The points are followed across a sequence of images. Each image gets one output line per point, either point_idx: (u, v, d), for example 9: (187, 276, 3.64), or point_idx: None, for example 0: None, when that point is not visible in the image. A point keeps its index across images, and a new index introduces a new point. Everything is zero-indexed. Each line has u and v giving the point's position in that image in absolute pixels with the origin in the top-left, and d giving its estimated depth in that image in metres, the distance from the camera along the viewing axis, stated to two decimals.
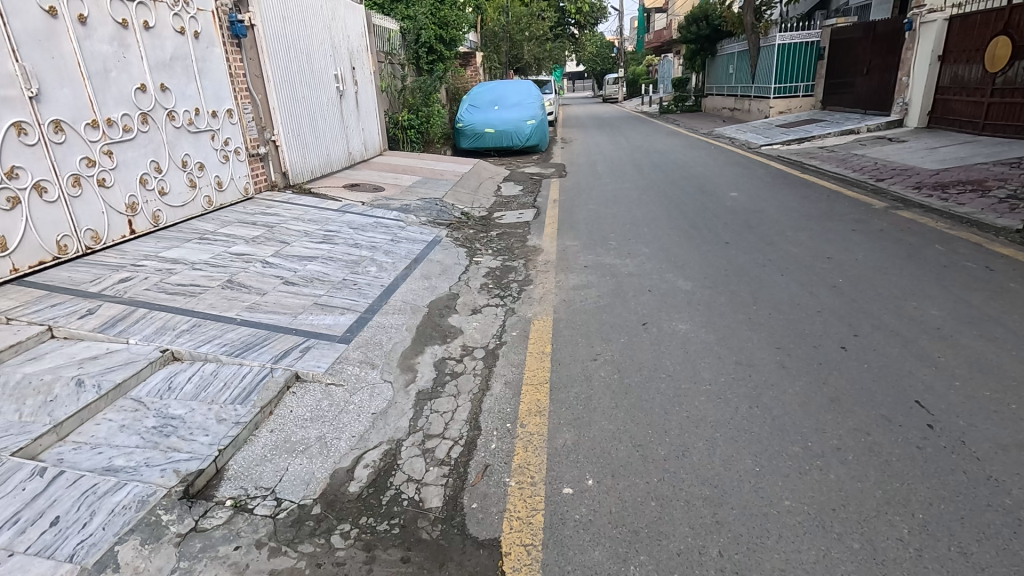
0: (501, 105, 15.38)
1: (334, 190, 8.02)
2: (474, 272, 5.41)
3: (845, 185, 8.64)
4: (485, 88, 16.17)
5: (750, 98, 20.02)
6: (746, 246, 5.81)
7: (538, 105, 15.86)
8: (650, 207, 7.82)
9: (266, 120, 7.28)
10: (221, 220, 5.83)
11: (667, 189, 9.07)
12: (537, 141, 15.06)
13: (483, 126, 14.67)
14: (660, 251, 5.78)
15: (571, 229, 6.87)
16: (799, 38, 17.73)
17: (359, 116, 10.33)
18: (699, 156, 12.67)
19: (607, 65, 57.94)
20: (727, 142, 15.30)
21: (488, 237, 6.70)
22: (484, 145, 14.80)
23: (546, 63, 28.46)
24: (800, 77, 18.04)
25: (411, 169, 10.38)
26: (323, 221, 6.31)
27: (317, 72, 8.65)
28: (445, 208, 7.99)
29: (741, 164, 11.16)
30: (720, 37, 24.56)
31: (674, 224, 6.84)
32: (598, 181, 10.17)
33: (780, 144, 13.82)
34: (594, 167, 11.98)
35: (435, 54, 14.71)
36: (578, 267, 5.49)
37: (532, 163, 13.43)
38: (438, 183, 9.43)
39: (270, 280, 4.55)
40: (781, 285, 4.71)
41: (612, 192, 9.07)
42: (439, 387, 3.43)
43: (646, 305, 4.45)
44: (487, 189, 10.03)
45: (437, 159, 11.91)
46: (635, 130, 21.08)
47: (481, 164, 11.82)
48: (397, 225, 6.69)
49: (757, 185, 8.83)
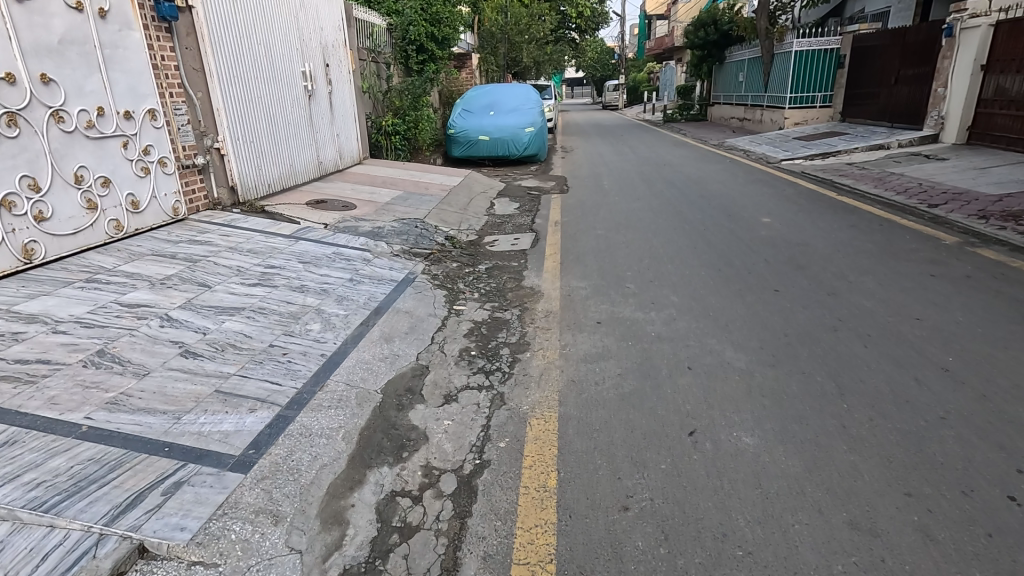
0: (497, 111, 14.13)
1: (293, 208, 6.72)
2: (453, 329, 4.13)
3: (895, 212, 7.42)
4: (479, 91, 14.92)
5: (763, 107, 18.85)
6: (802, 296, 4.56)
7: (538, 110, 14.60)
8: (670, 236, 6.57)
9: (207, 124, 5.98)
10: (129, 252, 4.54)
11: (687, 211, 7.83)
12: (536, 150, 13.83)
13: (477, 132, 13.42)
14: (693, 302, 4.52)
15: (576, 265, 5.61)
16: (817, 44, 16.59)
17: (334, 120, 9.07)
18: (715, 170, 11.46)
19: (608, 72, 56.86)
20: (741, 155, 14.10)
21: (476, 274, 5.44)
22: (478, 153, 13.54)
23: (546, 68, 27.30)
24: (817, 87, 16.89)
25: (393, 182, 9.12)
26: (266, 253, 5.02)
27: (278, 68, 7.36)
28: (426, 232, 6.72)
29: (764, 182, 9.95)
30: (729, 44, 23.42)
31: (704, 261, 5.59)
32: (605, 200, 8.92)
33: (803, 158, 12.61)
34: (600, 181, 10.77)
35: (425, 53, 13.48)
36: (587, 324, 4.22)
37: (530, 175, 12.19)
38: (421, 200, 8.14)
39: (163, 350, 3.26)
40: (870, 363, 3.44)
41: (623, 214, 7.82)
42: (377, 563, 2.15)
43: (688, 394, 3.18)
44: (479, 206, 8.76)
45: (425, 168, 10.65)
46: (640, 139, 19.88)
47: (475, 176, 10.57)
48: (363, 256, 5.40)
49: (792, 210, 7.60)
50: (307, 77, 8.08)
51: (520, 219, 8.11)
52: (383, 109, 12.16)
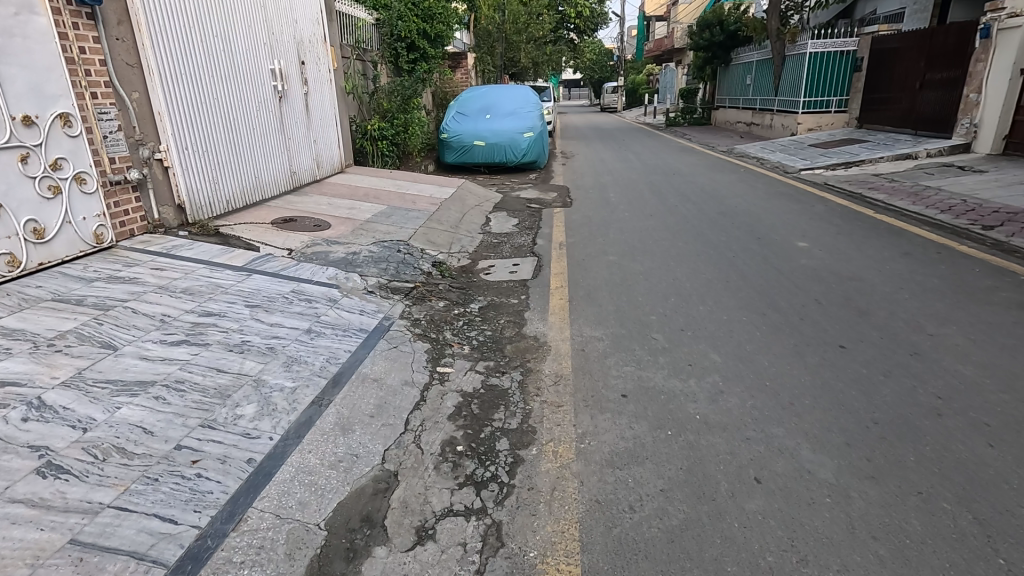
0: (494, 114, 13.17)
1: (254, 230, 5.74)
2: (435, 408, 3.16)
3: (948, 236, 6.51)
4: (474, 94, 13.97)
5: (773, 112, 17.97)
6: (878, 357, 3.61)
7: (537, 114, 13.66)
8: (695, 265, 5.63)
9: (147, 131, 5.02)
10: (22, 297, 3.57)
11: (709, 232, 6.90)
12: (535, 157, 12.88)
13: (472, 137, 12.46)
14: (741, 365, 3.56)
15: (588, 306, 4.65)
16: (833, 46, 15.70)
17: (311, 126, 8.11)
18: (730, 181, 10.54)
19: (606, 74, 55.94)
20: (754, 163, 13.19)
21: (467, 316, 4.47)
22: (473, 159, 12.57)
23: (544, 69, 26.35)
24: (832, 91, 16.01)
25: (378, 194, 8.15)
26: (206, 294, 4.05)
27: (240, 65, 6.39)
28: (410, 258, 5.76)
29: (788, 195, 9.03)
30: (735, 45, 22.54)
31: (742, 301, 4.64)
32: (614, 216, 7.98)
33: (823, 168, 11.72)
34: (606, 193, 9.84)
35: (416, 52, 12.58)
36: (610, 398, 3.26)
37: (530, 184, 11.23)
38: (406, 216, 7.17)
39: (14, 463, 2.28)
40: (1011, 477, 2.49)
41: (637, 235, 6.88)
42: None
43: (765, 533, 2.23)
44: (473, 222, 7.81)
45: (415, 177, 9.68)
46: (642, 143, 18.96)
47: (470, 187, 9.63)
48: (330, 295, 4.41)
49: (830, 232, 6.68)
50: (278, 77, 7.13)
51: (519, 238, 7.15)
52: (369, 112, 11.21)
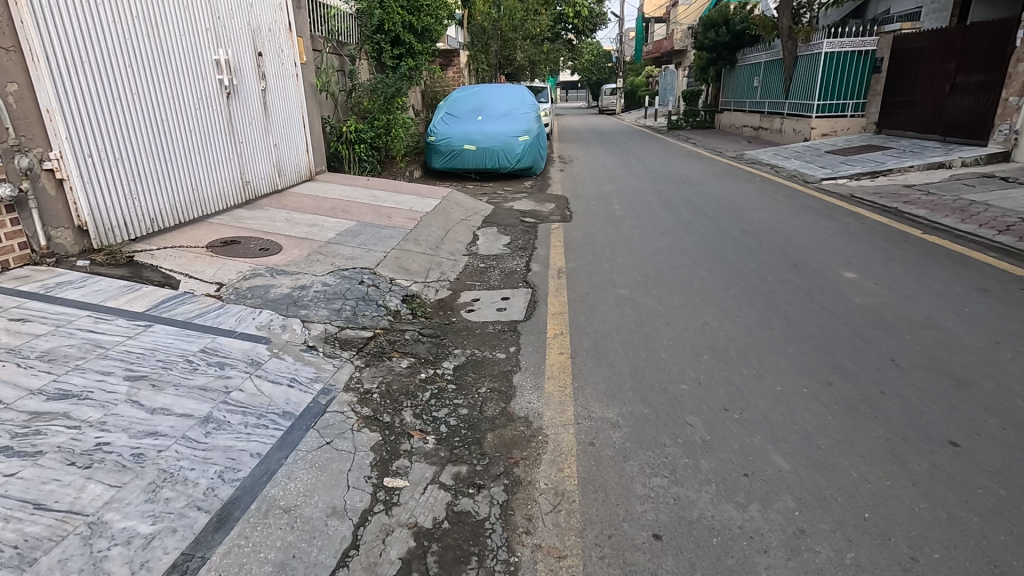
0: (485, 115, 12.08)
1: (181, 256, 4.64)
2: (372, 563, 2.07)
3: (1019, 263, 5.47)
4: (464, 95, 12.90)
5: (784, 116, 16.93)
6: (1012, 465, 2.55)
7: (533, 116, 12.59)
8: (725, 304, 4.56)
9: (29, 134, 3.92)
10: None
11: (734, 258, 5.84)
12: (531, 162, 11.80)
13: (462, 141, 11.38)
14: (820, 479, 2.49)
15: (597, 369, 3.57)
16: (850, 45, 14.66)
17: (270, 127, 7.01)
18: (747, 192, 9.50)
19: (605, 76, 54.91)
20: (769, 171, 12.16)
21: (437, 384, 3.38)
22: (463, 165, 11.50)
23: (541, 69, 25.27)
24: (849, 93, 14.98)
25: (348, 207, 7.04)
26: (76, 359, 2.95)
27: (171, 53, 5.28)
28: (374, 293, 4.68)
29: (816, 210, 7.98)
30: (741, 46, 21.50)
31: (797, 362, 3.57)
32: (620, 235, 6.93)
33: (847, 177, 10.69)
34: (610, 205, 8.77)
35: (402, 47, 11.50)
36: (637, 545, 2.18)
37: (525, 194, 10.16)
38: (377, 236, 6.08)
39: None
40: None
41: (650, 261, 5.81)
42: None
43: None
44: (457, 241, 6.72)
45: (396, 185, 8.61)
46: (644, 147, 17.92)
47: (458, 197, 8.55)
48: (253, 355, 3.32)
49: (879, 258, 5.63)
50: (225, 69, 6.02)
51: (510, 262, 6.07)
52: (346, 112, 10.08)
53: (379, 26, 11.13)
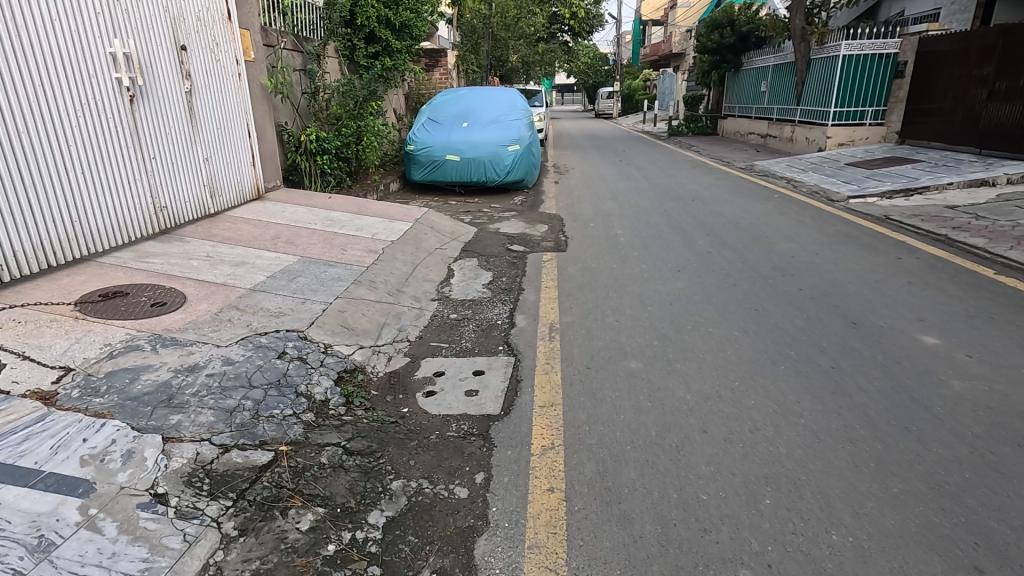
0: (471, 121, 10.88)
1: (30, 321, 3.38)
2: None
3: None
4: (446, 101, 11.73)
5: (796, 123, 15.76)
6: None
7: (525, 123, 11.37)
8: (776, 394, 3.33)
9: None
10: None
11: (772, 310, 4.62)
12: (522, 175, 10.56)
13: (443, 151, 10.14)
14: None
15: (607, 528, 2.33)
16: (870, 48, 13.50)
17: (197, 137, 5.72)
18: (767, 213, 8.29)
19: (602, 79, 53.77)
20: (786, 186, 10.97)
21: (351, 568, 2.11)
22: (445, 178, 10.25)
23: (536, 70, 24.08)
24: (868, 100, 13.81)
25: (294, 236, 5.78)
26: None
27: (38, 43, 4.00)
28: (297, 374, 3.42)
29: (854, 239, 6.77)
30: (747, 48, 20.34)
31: (911, 518, 2.33)
32: (626, 273, 5.70)
33: (877, 194, 9.52)
34: (612, 229, 7.55)
35: (377, 44, 10.31)
36: None
37: (514, 212, 8.94)
38: (321, 277, 4.82)
39: None
40: None
41: (666, 315, 4.58)
42: None
43: None
44: (427, 280, 5.47)
45: (363, 205, 7.36)
46: (646, 156, 16.73)
47: (434, 221, 7.30)
48: (50, 521, 2.04)
49: (959, 314, 4.43)
50: (126, 65, 4.73)
51: (490, 312, 4.83)
52: (308, 118, 8.79)
53: (352, 21, 9.94)
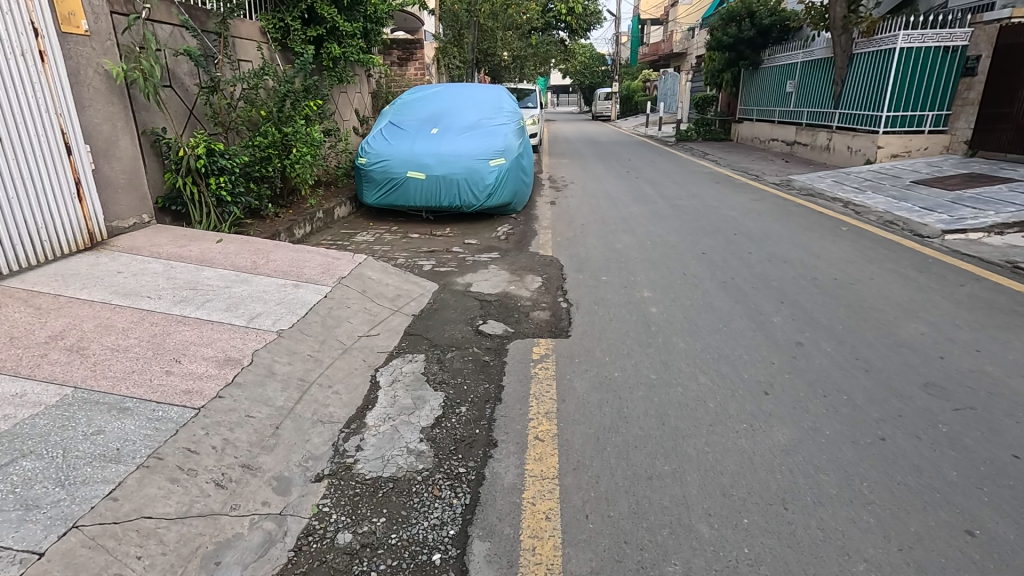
0: (443, 128, 8.44)
1: None
2: None
3: None
4: (416, 103, 9.40)
5: (834, 129, 13.48)
6: None
7: (515, 130, 8.94)
8: None
9: None
10: None
11: (1005, 537, 2.24)
12: (506, 197, 8.12)
13: (404, 165, 7.71)
14: None
15: None
16: (934, 40, 11.19)
17: None
18: (848, 260, 5.94)
19: (598, 81, 51.42)
20: (845, 212, 8.61)
21: None
22: (408, 201, 7.82)
23: (528, 68, 21.64)
24: (929, 103, 11.58)
25: (98, 330, 3.33)
26: None
27: None
28: None
29: (1012, 314, 4.43)
30: (768, 43, 17.97)
31: None
32: (677, 400, 3.30)
33: (979, 225, 7.19)
34: (636, 289, 5.16)
35: (319, 25, 7.95)
36: None
37: (495, 253, 6.53)
38: (74, 456, 2.38)
39: None
40: None
41: (788, 551, 2.20)
42: None
43: None
44: (323, 421, 3.06)
45: (262, 256, 4.93)
46: (656, 166, 14.32)
47: (369, 279, 4.88)
48: None
49: None
50: None
51: (420, 528, 2.39)
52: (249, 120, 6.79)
53: None
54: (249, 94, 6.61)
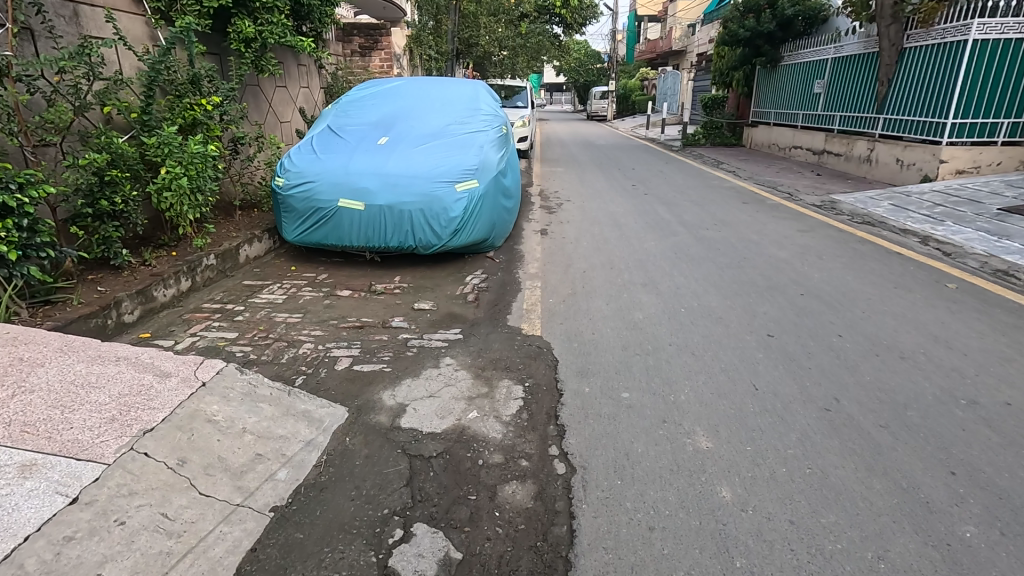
0: (393, 136, 6.24)
1: None
2: None
3: None
4: (368, 102, 7.20)
5: (877, 138, 11.42)
6: None
7: (494, 136, 6.77)
8: None
9: None
10: None
11: None
12: (480, 232, 5.94)
13: (335, 189, 5.49)
14: None
15: None
16: (1014, 31, 9.27)
17: None
18: (1002, 354, 3.85)
19: (594, 78, 49.08)
20: (931, 253, 6.53)
21: None
22: (343, 241, 5.62)
23: (519, 60, 19.33)
24: (1004, 107, 9.67)
25: None
26: None
27: None
28: None
29: None
30: (790, 37, 15.88)
31: None
32: None
33: None
34: (684, 430, 3.01)
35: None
36: None
37: (455, 331, 4.35)
38: None
39: None
40: None
41: None
42: None
43: None
44: None
45: (10, 381, 2.70)
46: (666, 179, 12.17)
47: (205, 427, 2.67)
48: None
49: None
50: None
51: None
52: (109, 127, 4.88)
53: None
54: (72, 89, 4.32)
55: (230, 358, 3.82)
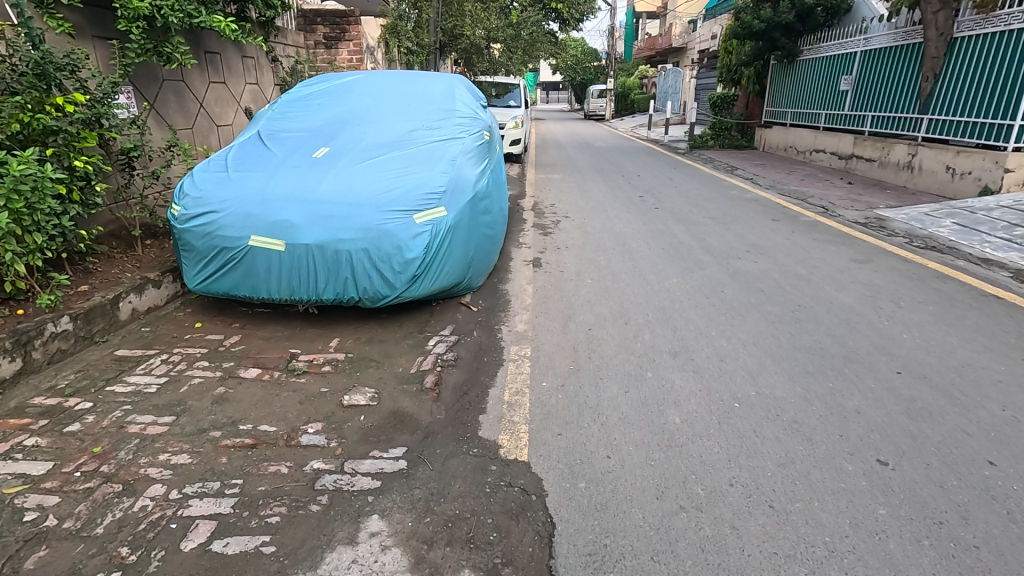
0: (335, 146, 4.74)
1: None
2: None
3: None
4: (313, 102, 5.69)
5: (920, 141, 9.96)
6: None
7: (471, 143, 5.27)
8: None
9: None
10: None
11: None
12: (450, 274, 4.44)
13: (245, 222, 3.98)
14: None
15: None
16: None
17: None
18: None
19: (591, 76, 47.48)
20: None
21: None
22: (260, 293, 4.11)
23: (513, 55, 17.77)
24: None
25: None
26: None
27: None
28: None
29: None
30: (810, 29, 14.31)
31: None
32: None
33: None
34: None
35: None
36: None
37: (396, 454, 2.82)
38: None
39: None
40: None
41: None
42: None
43: None
44: None
45: None
46: (677, 189, 10.68)
47: None
48: None
49: None
50: None
51: None
52: None
53: None
54: None
55: (8, 529, 2.30)
